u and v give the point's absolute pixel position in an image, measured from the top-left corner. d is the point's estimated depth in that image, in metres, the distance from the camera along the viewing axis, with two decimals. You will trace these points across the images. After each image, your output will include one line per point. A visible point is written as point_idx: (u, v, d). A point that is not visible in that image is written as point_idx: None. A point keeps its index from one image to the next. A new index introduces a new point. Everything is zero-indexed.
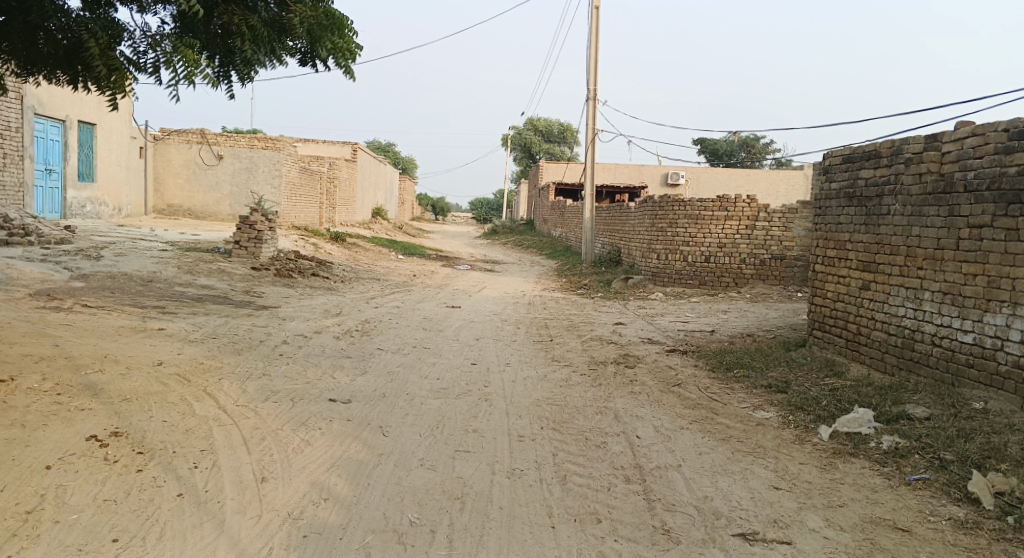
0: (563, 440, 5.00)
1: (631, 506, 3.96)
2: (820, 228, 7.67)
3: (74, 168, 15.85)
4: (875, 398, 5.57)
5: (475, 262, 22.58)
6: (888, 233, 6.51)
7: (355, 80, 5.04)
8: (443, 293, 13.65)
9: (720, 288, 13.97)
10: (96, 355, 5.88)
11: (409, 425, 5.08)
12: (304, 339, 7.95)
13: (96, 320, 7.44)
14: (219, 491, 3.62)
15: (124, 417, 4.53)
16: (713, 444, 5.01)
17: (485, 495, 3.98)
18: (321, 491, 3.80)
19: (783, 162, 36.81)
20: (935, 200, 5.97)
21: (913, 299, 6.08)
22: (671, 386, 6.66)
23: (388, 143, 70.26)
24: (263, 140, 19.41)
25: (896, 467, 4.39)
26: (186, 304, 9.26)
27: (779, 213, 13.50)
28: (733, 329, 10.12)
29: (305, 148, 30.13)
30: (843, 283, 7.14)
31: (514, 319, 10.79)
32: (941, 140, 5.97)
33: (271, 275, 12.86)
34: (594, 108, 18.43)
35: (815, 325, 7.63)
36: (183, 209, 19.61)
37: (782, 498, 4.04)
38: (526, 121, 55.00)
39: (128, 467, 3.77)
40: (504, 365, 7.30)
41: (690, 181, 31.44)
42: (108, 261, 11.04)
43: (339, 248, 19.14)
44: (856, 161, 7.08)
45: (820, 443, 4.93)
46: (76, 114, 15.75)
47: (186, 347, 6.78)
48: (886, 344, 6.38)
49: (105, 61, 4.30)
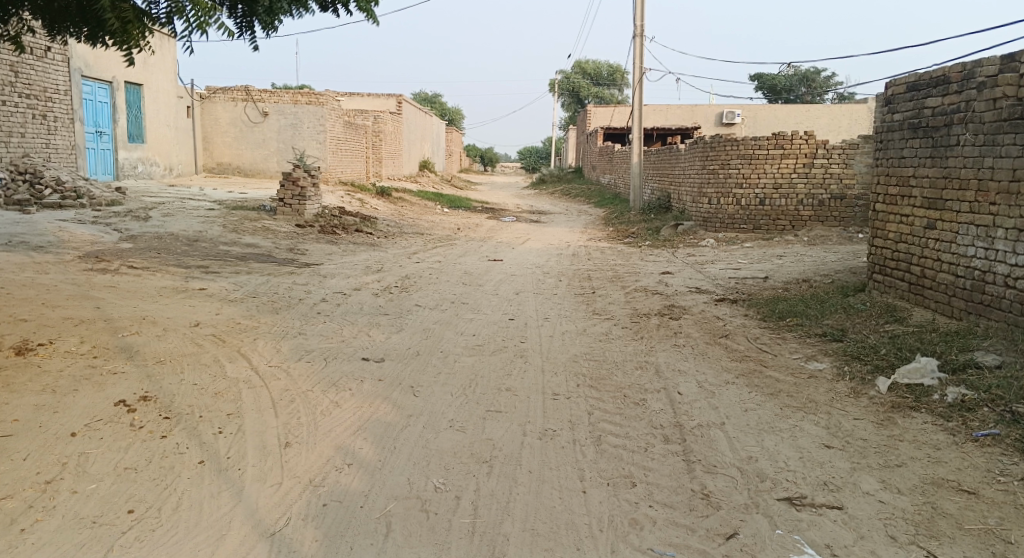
0: (600, 397, 4.80)
1: (669, 468, 3.74)
2: (881, 163, 7.09)
3: (124, 129, 16.12)
4: (940, 346, 5.14)
5: (522, 213, 22.28)
6: (956, 166, 5.94)
7: (378, 25, 4.81)
8: (486, 246, 13.47)
9: (775, 232, 13.35)
10: (135, 317, 5.92)
11: (441, 384, 4.95)
12: (342, 297, 7.90)
13: (140, 280, 7.52)
14: (241, 458, 3.59)
15: (155, 380, 4.53)
16: (761, 399, 4.71)
17: (515, 457, 3.83)
18: (345, 455, 3.71)
19: (847, 96, 34.77)
20: (1011, 127, 5.37)
21: (985, 237, 5.55)
22: (717, 337, 6.35)
23: (435, 93, 69.46)
24: (305, 95, 19.34)
25: (962, 422, 4.02)
26: (229, 263, 9.31)
27: (839, 149, 12.71)
28: (787, 274, 9.64)
29: (349, 101, 29.95)
30: (906, 223, 6.61)
31: (557, 271, 10.54)
32: (1020, 59, 5.34)
33: (315, 232, 12.88)
34: (641, 45, 17.61)
35: (875, 269, 7.13)
36: (232, 168, 19.85)
37: (834, 458, 3.76)
38: (574, 65, 53.43)
39: (153, 433, 3.76)
40: (543, 319, 7.09)
41: (746, 119, 30.13)
42: (157, 221, 11.20)
43: (385, 203, 19.11)
44: (921, 89, 6.45)
45: (877, 396, 4.58)
46: (123, 75, 15.93)
47: (225, 306, 6.78)
48: (953, 287, 5.88)
49: (118, 14, 4.11)
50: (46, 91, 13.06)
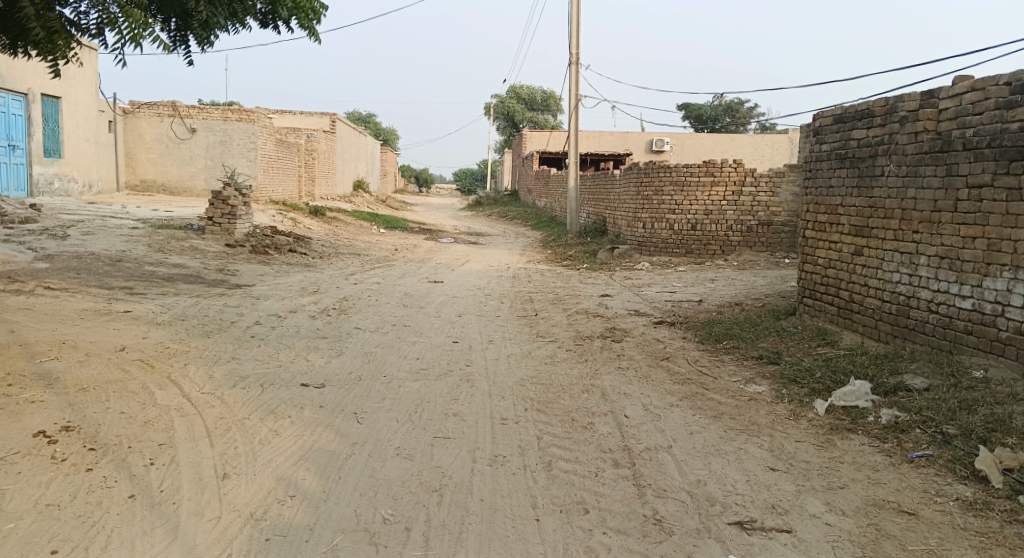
0: (548, 422, 4.75)
1: (621, 493, 3.73)
2: (810, 192, 7.41)
3: (39, 143, 15.24)
4: (871, 369, 5.35)
5: (459, 234, 22.23)
6: (882, 195, 6.25)
7: (321, 43, 4.72)
8: (425, 267, 13.32)
9: (707, 256, 13.74)
10: (53, 341, 5.52)
11: (385, 410, 4.81)
12: (278, 319, 7.62)
13: (58, 302, 7.04)
14: (175, 491, 3.36)
15: (78, 409, 4.22)
16: (706, 422, 4.78)
17: (465, 485, 3.73)
18: (287, 487, 3.53)
19: (768, 126, 36.50)
20: (932, 160, 5.70)
21: (909, 264, 5.86)
22: (659, 360, 6.42)
23: (370, 113, 68.91)
24: (236, 111, 18.80)
25: (897, 443, 4.18)
26: (156, 284, 8.86)
27: (766, 178, 13.24)
28: (721, 297, 9.92)
29: (282, 119, 29.30)
30: (835, 249, 6.91)
31: (498, 293, 10.51)
32: (938, 96, 5.69)
33: (247, 252, 12.44)
34: (577, 72, 17.99)
35: (805, 293, 7.41)
36: (156, 185, 19.02)
37: (780, 481, 3.82)
38: (508, 89, 54.13)
39: (77, 466, 3.50)
40: (487, 342, 7.03)
41: (675, 147, 31.15)
42: (75, 240, 10.57)
43: (319, 223, 18.70)
44: (847, 121, 6.79)
45: (816, 418, 4.72)
46: (38, 87, 15.10)
47: (152, 330, 6.42)
48: (880, 311, 6.17)
49: (44, 23, 3.87)
50: None
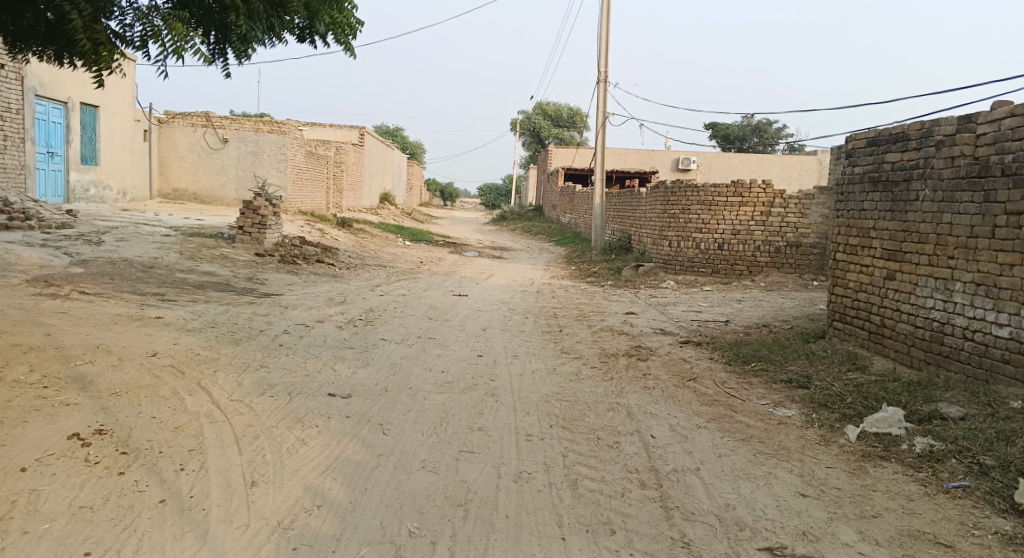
0: (573, 439, 4.72)
1: (647, 515, 3.69)
2: (842, 215, 7.32)
3: (77, 151, 15.64)
4: (904, 396, 5.24)
5: (483, 249, 22.29)
6: (916, 220, 6.16)
7: (356, 58, 4.80)
8: (450, 281, 13.37)
9: (733, 276, 13.62)
10: (88, 345, 5.63)
11: (411, 422, 4.82)
12: (305, 329, 7.69)
13: (92, 307, 7.19)
14: (205, 497, 3.40)
15: (111, 413, 4.29)
16: (734, 445, 4.71)
17: (490, 501, 3.72)
18: (314, 496, 3.55)
19: (797, 147, 36.21)
20: (968, 185, 5.61)
21: (943, 290, 5.75)
22: (686, 381, 6.36)
23: (398, 127, 69.69)
24: (268, 123, 19.14)
25: (932, 473, 4.09)
26: (186, 291, 9.00)
27: (794, 199, 13.13)
28: (748, 319, 9.81)
29: (311, 131, 29.73)
30: (866, 273, 6.81)
31: (522, 308, 10.50)
32: (976, 121, 5.61)
33: (275, 261, 12.60)
34: (605, 90, 18.05)
35: (835, 316, 7.31)
36: (188, 194, 19.38)
37: (811, 508, 3.75)
38: (535, 106, 54.41)
39: (110, 470, 3.55)
40: (512, 357, 7.01)
41: (701, 167, 31.02)
42: (110, 246, 10.80)
43: (346, 234, 18.89)
44: (881, 144, 6.72)
45: (847, 445, 4.63)
46: (79, 96, 15.52)
47: (183, 336, 6.52)
48: (912, 336, 6.05)
49: (90, 35, 3.99)
50: None
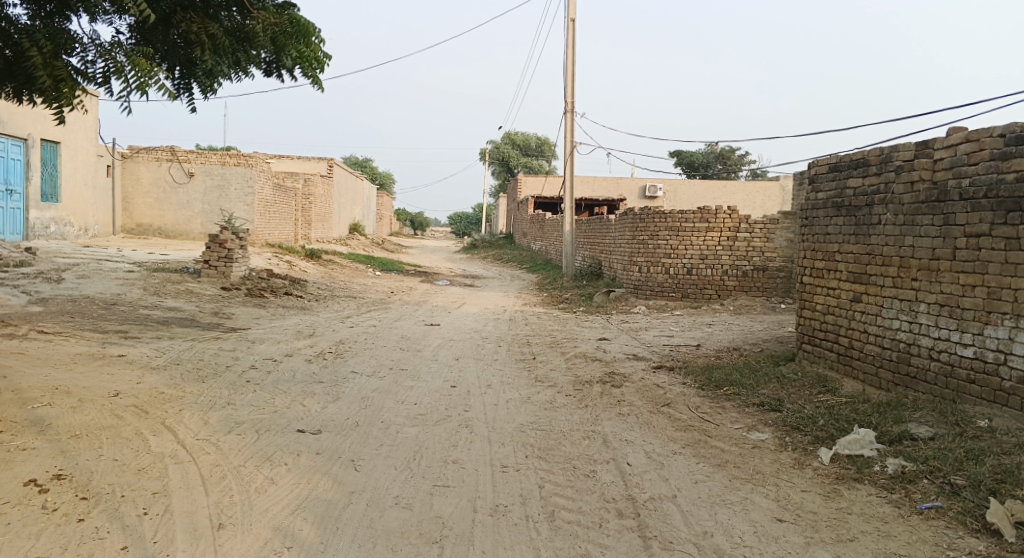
0: (549, 470, 4.68)
1: (626, 545, 3.64)
2: (807, 239, 7.46)
3: (37, 187, 15.29)
4: (875, 417, 5.30)
5: (454, 277, 22.24)
6: (879, 243, 6.30)
7: (324, 91, 4.80)
8: (421, 311, 13.28)
9: (703, 300, 13.76)
10: (45, 387, 5.42)
11: (384, 457, 4.72)
12: (273, 364, 7.54)
13: (51, 346, 6.95)
14: (169, 543, 3.27)
15: (70, 456, 4.13)
16: (710, 471, 4.70)
17: (467, 537, 3.63)
18: (284, 538, 3.44)
19: (760, 173, 37.12)
20: (928, 209, 5.77)
21: (908, 311, 5.87)
22: (660, 407, 6.35)
23: (366, 157, 69.50)
24: (235, 156, 19.00)
25: (905, 493, 4.12)
26: (151, 328, 8.78)
27: (760, 224, 13.39)
28: (718, 342, 9.90)
29: (279, 163, 29.59)
30: (833, 296, 6.92)
31: (495, 336, 10.45)
32: (932, 147, 5.80)
33: (242, 295, 12.39)
34: (572, 120, 18.31)
35: (804, 339, 7.39)
36: (153, 228, 19.04)
37: (788, 532, 3.75)
38: (504, 135, 55.01)
39: (68, 517, 3.40)
40: (485, 387, 6.96)
41: (668, 194, 31.55)
42: (70, 283, 10.51)
43: (315, 265, 18.69)
44: (842, 170, 6.89)
45: (821, 467, 4.66)
46: (39, 132, 15.22)
47: (147, 375, 6.34)
48: (880, 357, 6.15)
49: (50, 71, 3.92)
50: None
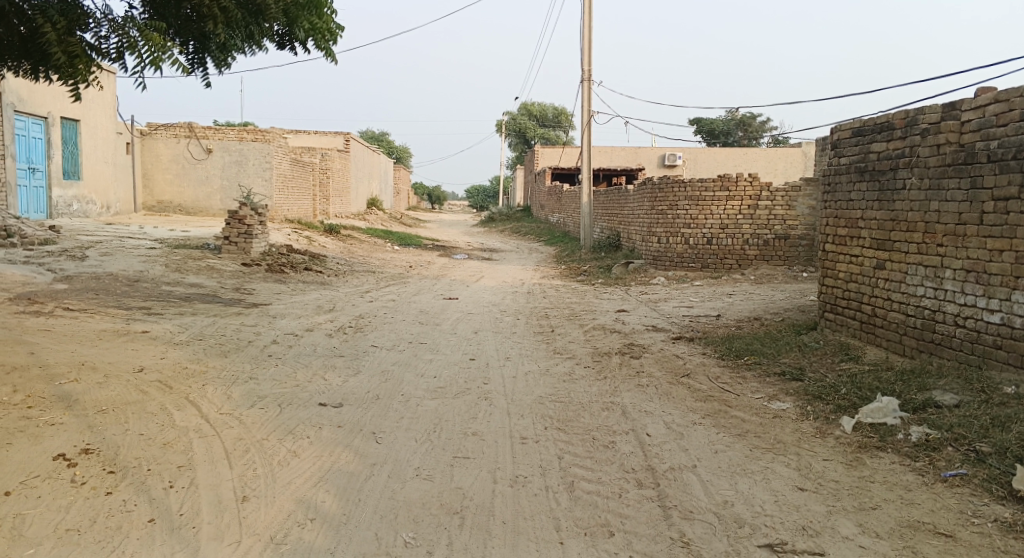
0: (568, 441, 4.69)
1: (646, 515, 3.65)
2: (829, 206, 7.32)
3: (59, 166, 15.44)
4: (898, 385, 5.24)
5: (472, 251, 22.23)
6: (903, 208, 6.17)
7: (337, 63, 4.75)
8: (440, 284, 13.30)
9: (723, 270, 13.62)
10: (72, 363, 5.52)
11: (404, 430, 4.75)
12: (294, 338, 7.61)
13: (77, 323, 7.07)
14: (194, 515, 3.33)
15: (98, 431, 4.21)
16: (730, 440, 4.69)
17: (486, 508, 3.66)
18: (307, 509, 3.49)
19: (782, 140, 36.40)
20: (955, 172, 5.61)
21: (933, 277, 5.75)
22: (679, 377, 6.32)
23: (382, 131, 69.33)
24: (252, 132, 19.02)
25: (929, 462, 4.07)
26: (174, 304, 8.88)
27: (781, 192, 13.17)
28: (739, 312, 9.81)
29: (296, 139, 29.61)
30: (856, 263, 6.80)
31: (513, 309, 10.45)
32: (960, 108, 5.62)
33: (262, 271, 12.48)
34: (589, 89, 18.04)
35: (826, 307, 7.30)
36: (173, 205, 19.20)
37: (809, 501, 3.73)
38: (520, 106, 54.46)
39: (97, 490, 3.48)
40: (504, 359, 6.97)
41: (687, 162, 31.10)
42: (94, 261, 10.65)
43: (333, 241, 18.77)
44: (866, 134, 6.72)
45: (844, 436, 4.62)
46: (58, 111, 15.32)
47: (171, 350, 6.43)
48: (904, 325, 6.05)
49: (65, 48, 3.92)
50: None
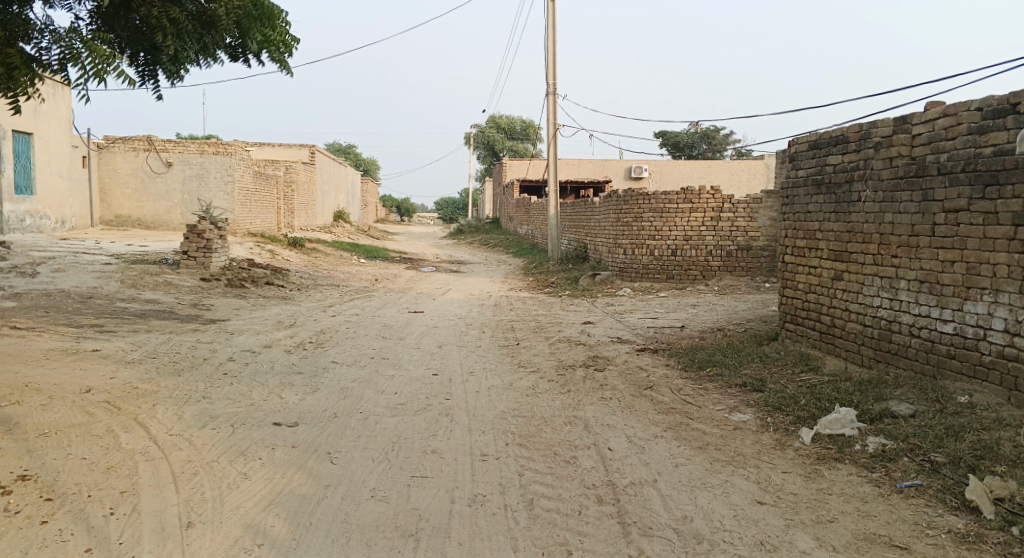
0: (529, 457, 4.62)
1: (605, 533, 3.60)
2: (788, 217, 7.41)
3: (10, 179, 14.96)
4: (856, 395, 5.29)
5: (440, 263, 22.13)
6: (859, 220, 6.26)
7: (293, 76, 4.65)
8: (405, 298, 13.16)
9: (687, 281, 13.74)
10: (14, 384, 5.29)
11: (361, 449, 4.64)
12: (252, 355, 7.42)
13: (23, 343, 6.80)
14: (135, 543, 3.19)
15: (37, 456, 4.02)
16: (691, 454, 4.67)
17: (443, 529, 3.57)
18: (255, 535, 3.36)
19: (745, 152, 37.10)
20: (907, 185, 5.72)
21: (889, 288, 5.84)
22: (642, 390, 6.31)
23: (350, 143, 68.99)
24: (214, 145, 18.70)
25: (885, 472, 4.10)
26: (127, 321, 8.62)
27: (743, 203, 13.35)
28: (703, 323, 9.87)
29: (260, 151, 29.23)
30: (815, 274, 6.89)
31: (479, 322, 10.39)
32: (911, 122, 5.73)
33: (223, 286, 12.21)
34: (554, 102, 18.13)
35: (787, 318, 7.37)
36: (132, 219, 18.73)
37: (768, 515, 3.72)
38: (488, 119, 54.63)
39: (31, 519, 3.30)
40: (467, 374, 6.89)
41: (653, 174, 31.45)
42: (45, 277, 10.30)
43: (298, 254, 18.50)
44: (822, 147, 6.83)
45: (802, 447, 4.64)
46: (10, 123, 14.85)
47: (121, 369, 6.21)
48: (861, 335, 6.13)
49: (3, 59, 3.75)
50: None
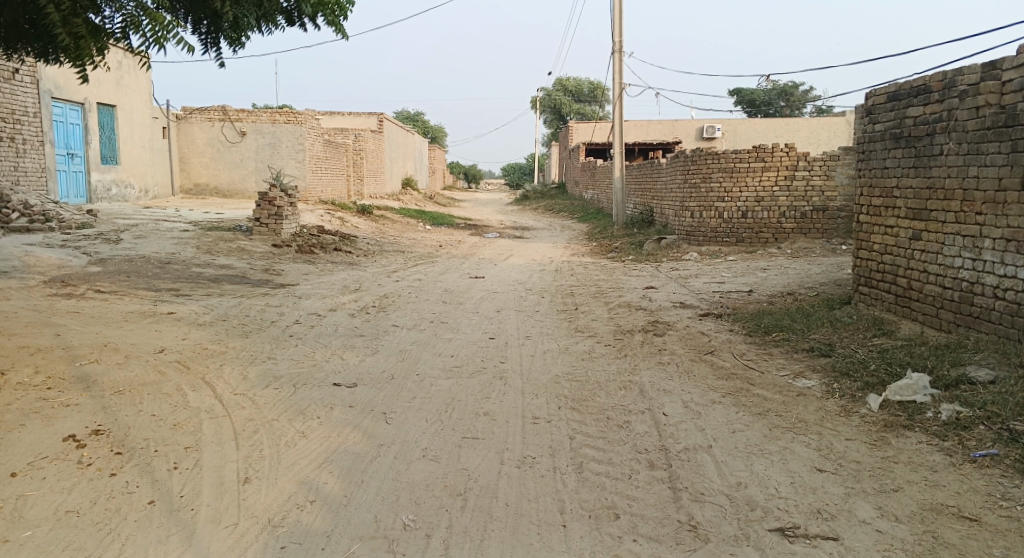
0: (582, 421, 4.58)
1: (655, 497, 3.54)
2: (863, 174, 6.99)
3: (97, 151, 15.77)
4: (931, 360, 4.99)
5: (505, 229, 22.16)
6: (940, 176, 5.84)
7: (347, 39, 4.65)
8: (468, 263, 13.24)
9: (758, 244, 13.24)
10: (95, 344, 5.63)
11: (415, 410, 4.71)
12: (317, 318, 7.65)
13: (106, 305, 7.21)
14: (195, 496, 3.35)
15: (111, 412, 4.27)
16: (749, 420, 4.52)
17: (491, 489, 3.60)
18: (308, 491, 3.47)
19: (825, 108, 35.29)
20: (995, 136, 5.28)
21: (972, 248, 5.44)
22: (703, 355, 6.16)
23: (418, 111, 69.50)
24: (285, 114, 19.15)
25: (958, 441, 3.86)
26: (202, 285, 9.01)
27: (819, 161, 12.72)
28: (772, 287, 9.53)
29: (329, 120, 29.79)
30: (891, 234, 6.49)
31: (540, 287, 10.34)
32: (1001, 67, 5.24)
33: (292, 252, 12.60)
34: (620, 60, 17.63)
35: (861, 281, 7.00)
36: (209, 188, 19.49)
37: (827, 483, 3.57)
38: (555, 81, 53.89)
39: (101, 471, 3.52)
40: (524, 338, 6.88)
41: (726, 134, 30.31)
42: (128, 244, 10.87)
43: (365, 221, 18.88)
44: (902, 98, 6.36)
45: (869, 415, 4.41)
46: (95, 96, 15.58)
47: (193, 331, 6.51)
48: (941, 298, 5.76)
49: (70, 29, 3.86)
50: (14, 113, 12.64)
